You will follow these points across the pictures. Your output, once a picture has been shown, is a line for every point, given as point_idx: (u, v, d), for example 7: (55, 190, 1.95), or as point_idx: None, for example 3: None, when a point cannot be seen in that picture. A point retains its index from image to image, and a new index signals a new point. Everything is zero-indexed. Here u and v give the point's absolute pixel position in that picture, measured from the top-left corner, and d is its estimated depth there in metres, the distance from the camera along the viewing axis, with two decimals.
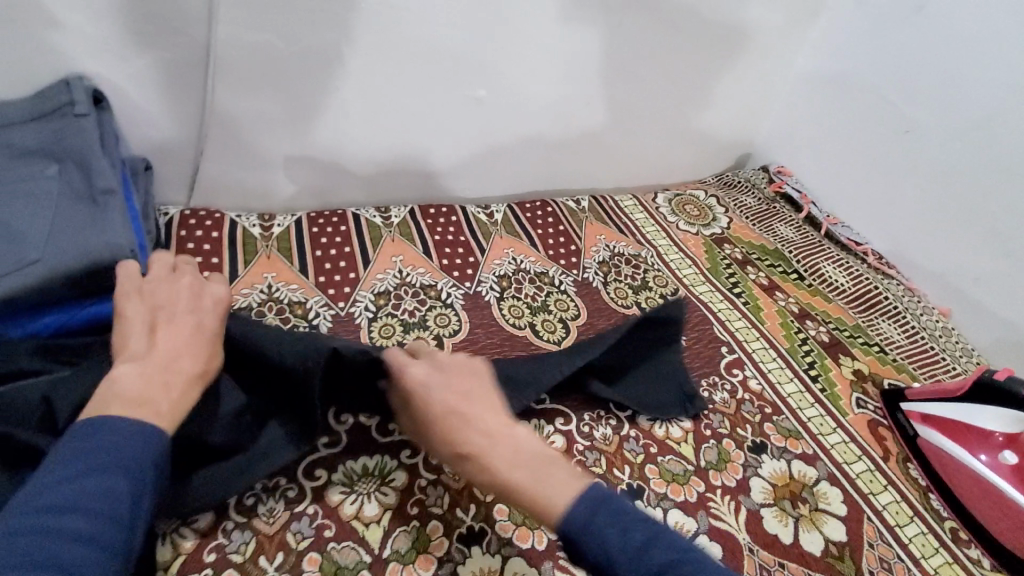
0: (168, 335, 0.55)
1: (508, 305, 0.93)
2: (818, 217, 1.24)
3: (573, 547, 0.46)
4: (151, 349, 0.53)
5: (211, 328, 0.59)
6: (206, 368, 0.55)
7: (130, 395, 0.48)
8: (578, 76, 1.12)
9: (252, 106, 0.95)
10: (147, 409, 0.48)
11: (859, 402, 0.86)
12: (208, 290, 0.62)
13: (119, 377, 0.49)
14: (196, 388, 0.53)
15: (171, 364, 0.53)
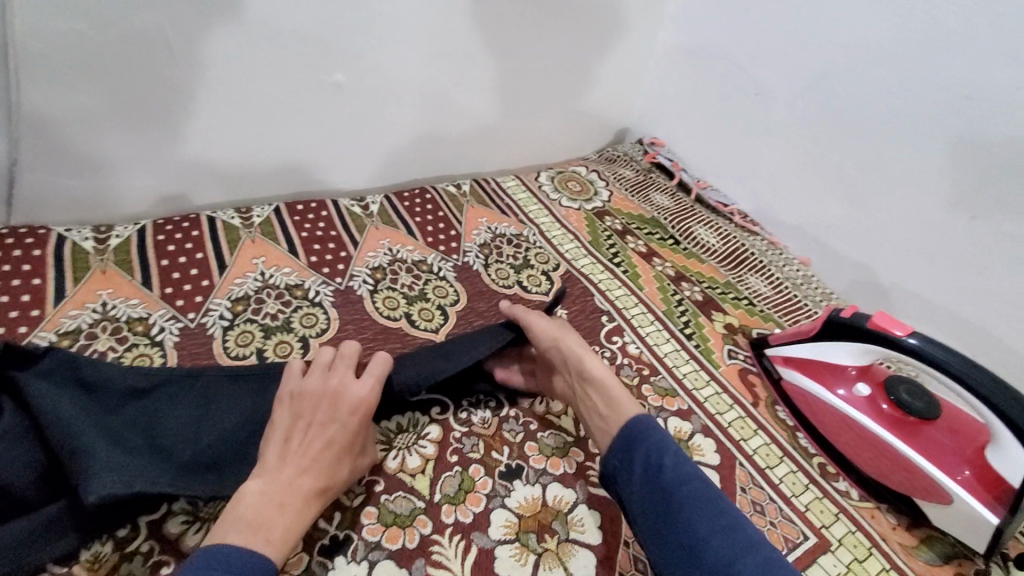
0: (300, 453, 0.56)
1: (381, 297, 0.88)
2: (689, 182, 1.29)
3: (630, 439, 0.62)
4: (282, 464, 0.56)
5: (347, 439, 0.59)
6: (326, 485, 0.56)
7: (245, 521, 0.51)
8: (443, 58, 1.09)
9: (72, 103, 0.83)
10: (260, 540, 0.50)
11: (730, 353, 0.90)
12: (351, 392, 0.61)
13: (244, 496, 0.53)
14: (312, 507, 0.55)
15: (299, 486, 0.54)
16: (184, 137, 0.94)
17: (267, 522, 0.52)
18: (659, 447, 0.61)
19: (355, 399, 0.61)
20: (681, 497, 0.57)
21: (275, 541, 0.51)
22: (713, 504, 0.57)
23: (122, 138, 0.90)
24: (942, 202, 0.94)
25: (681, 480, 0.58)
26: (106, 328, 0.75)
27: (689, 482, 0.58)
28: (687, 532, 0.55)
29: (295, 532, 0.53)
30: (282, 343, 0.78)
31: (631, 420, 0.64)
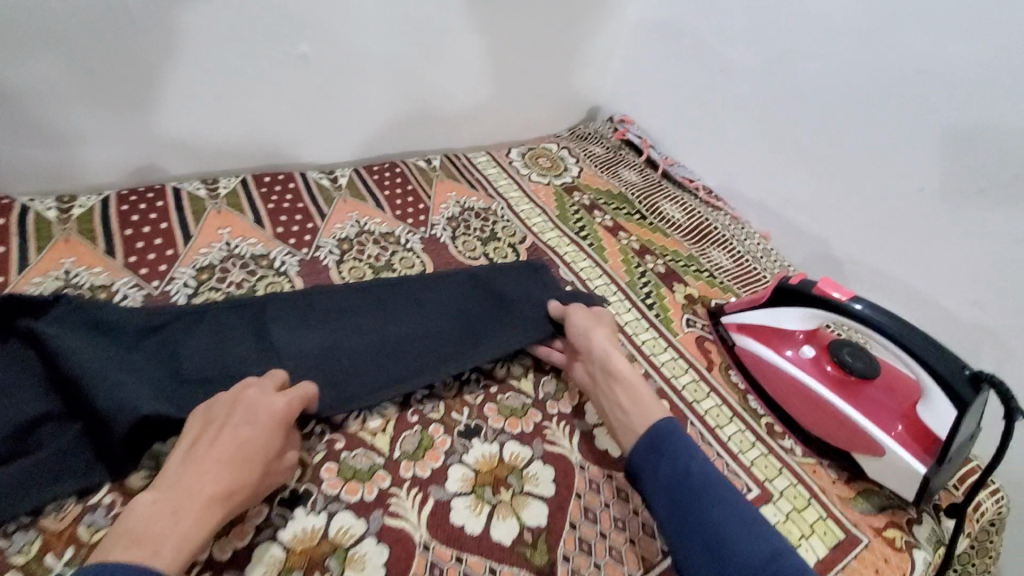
0: (201, 458, 0.53)
1: (347, 268, 0.90)
2: (656, 159, 1.31)
3: (655, 439, 0.63)
4: (182, 474, 0.52)
5: (258, 445, 0.55)
6: (230, 491, 0.52)
7: (131, 534, 0.48)
8: (413, 31, 1.09)
9: (33, 73, 0.82)
10: (146, 552, 0.47)
11: (688, 321, 0.93)
12: (269, 400, 0.58)
13: (133, 509, 0.49)
14: (213, 513, 0.51)
15: (196, 494, 0.51)
16: (153, 110, 0.94)
17: (155, 535, 0.48)
18: (688, 450, 0.62)
19: (268, 408, 0.58)
20: (708, 501, 0.58)
21: (162, 553, 0.47)
22: (739, 510, 0.58)
23: (89, 108, 0.89)
24: (895, 175, 0.98)
25: (706, 485, 0.59)
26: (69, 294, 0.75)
27: (713, 486, 0.59)
28: (711, 533, 0.56)
29: (189, 543, 0.49)
30: None
31: (658, 421, 0.64)
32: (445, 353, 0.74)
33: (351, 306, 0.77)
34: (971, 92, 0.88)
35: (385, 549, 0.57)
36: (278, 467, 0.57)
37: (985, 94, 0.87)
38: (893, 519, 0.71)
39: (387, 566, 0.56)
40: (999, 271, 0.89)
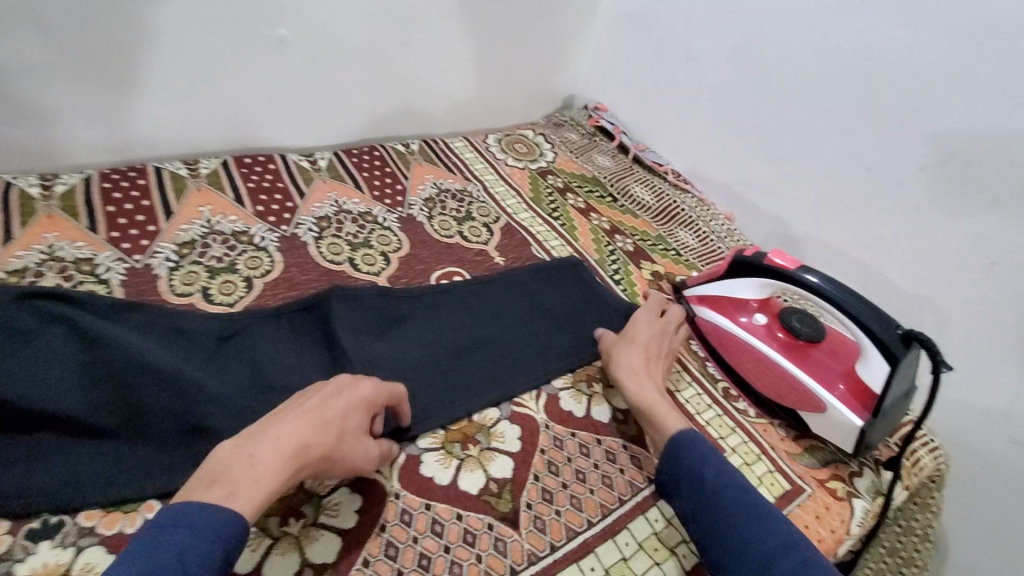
0: (292, 415, 0.56)
1: (326, 244, 0.93)
2: (628, 145, 1.35)
3: (674, 451, 0.67)
4: (268, 425, 0.54)
5: (341, 414, 0.58)
6: (309, 448, 0.54)
7: (211, 473, 0.50)
8: (389, 17, 1.12)
9: (11, 51, 0.83)
10: (221, 494, 0.49)
11: (654, 297, 0.99)
12: (360, 380, 0.62)
13: (217, 450, 0.52)
14: (288, 470, 0.52)
15: (276, 444, 0.52)
16: (135, 93, 0.96)
17: (237, 478, 0.50)
18: (730, 463, 0.65)
19: (352, 386, 0.60)
20: (724, 504, 0.61)
21: (233, 500, 0.48)
22: (755, 509, 0.60)
23: (68, 88, 0.90)
24: (848, 158, 1.04)
25: (721, 489, 0.62)
26: (53, 267, 0.78)
27: (729, 490, 0.62)
28: (729, 535, 0.59)
29: (261, 492, 0.50)
30: (226, 283, 0.82)
31: (697, 434, 0.68)
32: (512, 367, 0.79)
33: (415, 324, 0.82)
34: (916, 78, 0.94)
35: (359, 498, 0.61)
36: (357, 437, 0.59)
37: (930, 79, 0.92)
38: (836, 473, 0.78)
39: (359, 514, 0.60)
40: (945, 245, 0.94)
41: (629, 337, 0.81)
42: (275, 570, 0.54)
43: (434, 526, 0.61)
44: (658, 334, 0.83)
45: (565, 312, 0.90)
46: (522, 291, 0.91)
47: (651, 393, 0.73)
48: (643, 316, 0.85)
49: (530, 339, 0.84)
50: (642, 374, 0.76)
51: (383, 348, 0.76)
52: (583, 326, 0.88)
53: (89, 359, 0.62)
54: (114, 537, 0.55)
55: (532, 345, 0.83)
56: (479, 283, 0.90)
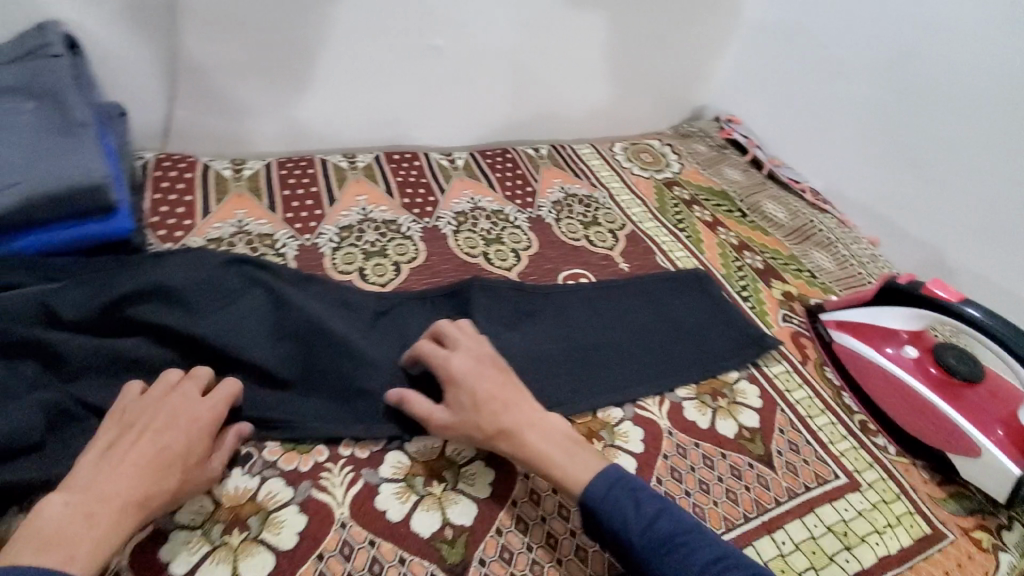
0: (118, 463, 0.52)
1: (463, 237, 0.99)
2: (762, 159, 1.31)
3: (593, 511, 0.58)
4: (94, 477, 0.51)
5: (181, 450, 0.55)
6: (149, 495, 0.52)
7: (41, 535, 0.47)
8: (536, 28, 1.18)
9: (222, 53, 0.99)
10: (58, 557, 0.47)
11: (785, 317, 0.95)
12: (192, 407, 0.58)
13: (43, 509, 0.49)
14: (129, 522, 0.51)
15: (105, 500, 0.50)
16: (311, 93, 1.09)
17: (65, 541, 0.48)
18: (637, 502, 0.58)
19: (186, 414, 0.57)
20: (661, 564, 0.55)
21: (72, 557, 0.47)
22: (696, 562, 0.55)
23: (260, 86, 1.05)
24: (1010, 184, 0.99)
25: (658, 545, 0.56)
26: (241, 239, 0.90)
27: (665, 544, 0.56)
28: None
29: (105, 547, 0.49)
30: (378, 265, 0.90)
31: (592, 481, 0.59)
32: (639, 374, 0.80)
33: (548, 318, 0.86)
34: None
35: (492, 471, 0.65)
36: (205, 466, 0.57)
37: None
38: (981, 522, 0.74)
39: (492, 485, 0.64)
40: None
41: (466, 408, 0.63)
42: (421, 523, 0.60)
43: (562, 510, 0.64)
44: (483, 366, 0.66)
45: (694, 325, 0.89)
46: (648, 300, 0.92)
47: (537, 441, 0.62)
48: (451, 360, 0.65)
49: (659, 347, 0.84)
50: (511, 420, 0.62)
51: (517, 338, 0.80)
52: (712, 340, 0.87)
53: (278, 320, 0.72)
54: (292, 472, 0.62)
55: (658, 353, 0.84)
56: (604, 287, 0.92)
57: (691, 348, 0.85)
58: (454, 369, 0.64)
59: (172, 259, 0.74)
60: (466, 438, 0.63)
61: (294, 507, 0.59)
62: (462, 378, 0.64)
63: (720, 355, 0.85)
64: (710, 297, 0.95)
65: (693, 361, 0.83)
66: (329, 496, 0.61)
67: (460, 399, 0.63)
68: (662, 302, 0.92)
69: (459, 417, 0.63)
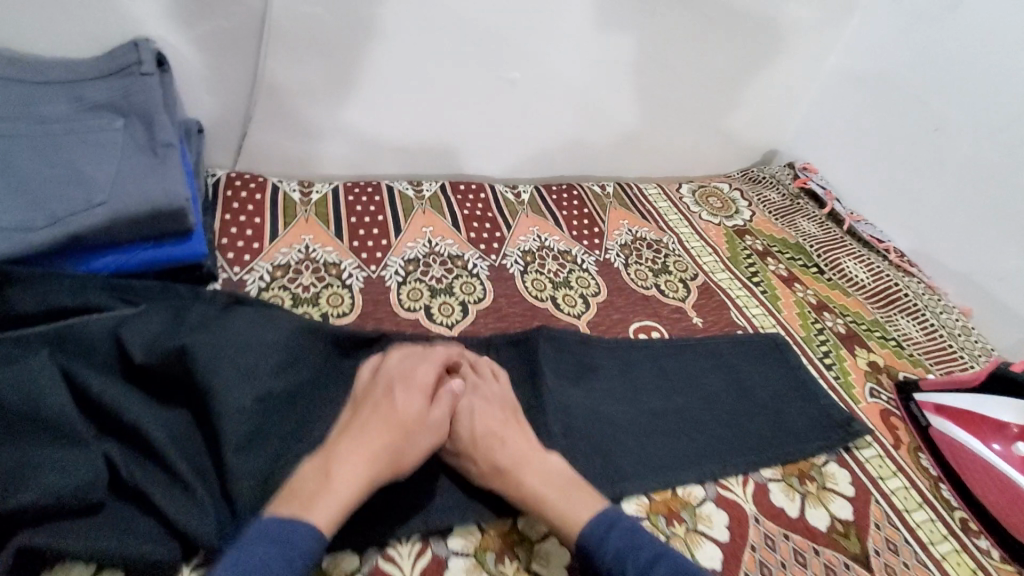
0: (355, 427, 0.59)
1: (531, 278, 0.95)
2: (841, 214, 1.24)
3: (589, 557, 0.56)
4: (336, 441, 0.58)
5: (396, 417, 0.60)
6: (374, 454, 0.57)
7: (294, 492, 0.54)
8: (610, 67, 1.14)
9: (301, 76, 0.97)
10: (299, 507, 0.52)
11: (872, 391, 0.89)
12: (407, 382, 0.64)
13: (300, 474, 0.56)
14: (357, 480, 0.55)
15: (338, 459, 0.56)
16: (384, 118, 1.07)
17: (315, 494, 0.54)
18: (632, 545, 0.56)
19: (407, 385, 0.63)
20: None
21: (313, 506, 0.52)
22: None
23: (331, 108, 1.03)
24: None
25: None
26: (308, 267, 0.88)
27: None
28: None
29: (337, 501, 0.53)
30: (444, 304, 0.87)
31: (587, 521, 0.58)
32: (722, 450, 0.74)
33: (622, 378, 0.81)
34: None
35: (566, 552, 0.62)
36: (422, 433, 0.61)
37: None
38: None
39: (567, 569, 0.61)
40: None
41: (463, 442, 0.63)
42: None
43: None
44: (488, 402, 0.67)
45: (774, 398, 0.83)
46: (727, 364, 0.86)
47: (536, 481, 0.60)
48: (457, 394, 0.67)
49: (739, 418, 0.79)
50: (508, 459, 0.62)
51: (589, 401, 0.76)
52: (794, 416, 0.81)
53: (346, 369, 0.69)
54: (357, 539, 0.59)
55: (737, 424, 0.78)
56: (679, 346, 0.87)
57: (772, 422, 0.79)
58: (458, 403, 0.66)
59: (240, 320, 0.70)
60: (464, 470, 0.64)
61: None
62: (462, 411, 0.65)
63: (801, 434, 0.79)
64: (790, 364, 0.89)
65: (774, 435, 0.78)
66: (396, 567, 0.58)
67: (461, 434, 0.64)
68: (740, 368, 0.86)
69: (457, 447, 0.64)
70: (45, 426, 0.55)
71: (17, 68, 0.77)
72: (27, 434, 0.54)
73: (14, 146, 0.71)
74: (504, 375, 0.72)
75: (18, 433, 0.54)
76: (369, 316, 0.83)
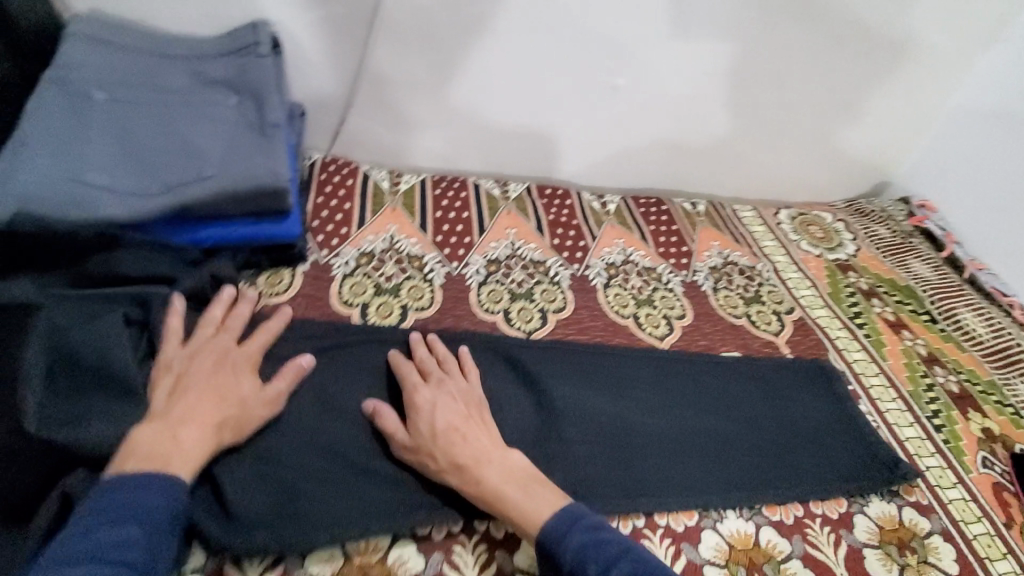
0: (191, 393, 0.60)
1: (613, 293, 0.91)
2: (961, 259, 1.14)
3: (549, 547, 0.56)
4: (168, 407, 0.59)
5: (232, 386, 0.62)
6: (220, 420, 0.59)
7: (143, 455, 0.54)
8: (720, 79, 1.07)
9: (404, 68, 0.98)
10: (156, 465, 0.54)
11: (985, 461, 0.80)
12: (239, 350, 0.66)
13: (136, 437, 0.55)
14: (212, 441, 0.58)
15: (180, 424, 0.57)
16: (480, 114, 1.06)
17: (163, 456, 0.55)
18: (597, 540, 0.55)
19: (242, 355, 0.66)
20: None
21: (169, 466, 0.54)
22: None
23: (430, 101, 1.02)
24: None
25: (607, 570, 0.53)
26: (392, 257, 0.88)
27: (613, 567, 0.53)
28: None
29: (190, 462, 0.56)
30: (524, 310, 0.85)
31: (552, 517, 0.57)
32: (811, 499, 0.70)
33: (703, 410, 0.76)
34: None
35: None
36: (259, 402, 0.63)
37: None
38: None
39: None
40: None
41: (424, 436, 0.62)
42: None
43: None
44: (452, 397, 0.66)
45: (872, 456, 0.75)
46: (819, 412, 0.79)
47: (497, 479, 0.60)
48: (419, 388, 0.67)
49: (827, 470, 0.73)
50: (468, 457, 0.61)
51: (668, 431, 0.73)
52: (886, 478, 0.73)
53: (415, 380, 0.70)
54: (425, 540, 0.61)
55: (823, 476, 0.72)
56: (768, 384, 0.81)
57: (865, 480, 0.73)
58: (418, 396, 0.66)
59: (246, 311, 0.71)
60: (421, 468, 0.62)
61: None
62: (423, 406, 0.65)
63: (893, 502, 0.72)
64: (888, 423, 0.81)
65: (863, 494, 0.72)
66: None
67: (419, 428, 0.63)
68: (836, 417, 0.79)
69: (416, 441, 0.62)
70: (109, 381, 0.60)
71: (147, 42, 0.81)
72: (92, 389, 0.59)
73: (140, 119, 0.75)
74: (473, 371, 0.71)
75: (83, 385, 0.59)
76: (447, 314, 0.82)
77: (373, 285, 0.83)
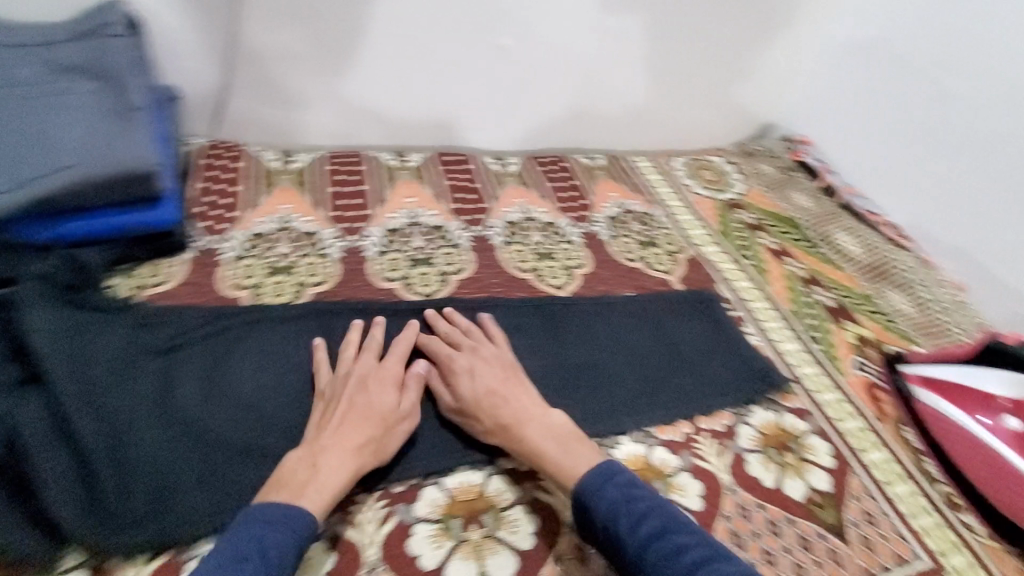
0: (336, 420, 0.62)
1: (514, 249, 0.94)
2: (836, 187, 1.24)
3: (584, 501, 0.59)
4: (316, 434, 0.62)
5: (381, 407, 0.64)
6: (363, 442, 0.61)
7: (291, 485, 0.57)
8: (606, 34, 1.10)
9: (280, 41, 0.95)
10: (288, 494, 0.56)
11: (859, 365, 0.88)
12: (377, 368, 0.68)
13: (286, 466, 0.59)
14: (350, 462, 0.60)
15: (322, 450, 0.60)
16: (369, 86, 1.04)
17: (308, 483, 0.57)
18: (628, 496, 0.59)
19: (387, 372, 0.68)
20: (640, 536, 0.56)
21: (304, 495, 0.56)
22: (666, 537, 0.56)
23: (316, 76, 1.00)
24: None
25: (637, 526, 0.57)
26: (285, 237, 0.87)
27: (642, 522, 0.57)
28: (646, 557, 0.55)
29: (327, 488, 0.57)
30: (424, 274, 0.86)
31: (586, 473, 0.61)
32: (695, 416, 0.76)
33: (601, 349, 0.80)
34: None
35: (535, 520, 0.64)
36: (398, 418, 0.65)
37: None
38: None
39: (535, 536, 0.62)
40: None
41: (466, 401, 0.67)
42: (456, 570, 0.59)
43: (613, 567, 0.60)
44: (488, 358, 0.71)
45: (748, 373, 0.81)
46: (702, 338, 0.85)
47: (538, 434, 0.64)
48: (454, 356, 0.71)
49: (710, 389, 0.79)
50: (511, 414, 0.66)
51: (568, 372, 0.76)
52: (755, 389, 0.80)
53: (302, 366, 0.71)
54: None
55: (704, 395, 0.78)
56: (659, 318, 0.86)
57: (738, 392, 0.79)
58: (456, 364, 0.70)
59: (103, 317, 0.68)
60: (467, 428, 0.68)
61: (323, 543, 0.59)
62: (461, 371, 0.69)
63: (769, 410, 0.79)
64: (771, 340, 0.88)
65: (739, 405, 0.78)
66: (360, 533, 0.60)
67: (461, 394, 0.67)
68: (719, 341, 0.85)
69: (459, 407, 0.67)
70: None
71: None
72: None
73: None
74: (500, 337, 0.75)
75: None
76: (344, 286, 0.82)
77: (264, 265, 0.82)
